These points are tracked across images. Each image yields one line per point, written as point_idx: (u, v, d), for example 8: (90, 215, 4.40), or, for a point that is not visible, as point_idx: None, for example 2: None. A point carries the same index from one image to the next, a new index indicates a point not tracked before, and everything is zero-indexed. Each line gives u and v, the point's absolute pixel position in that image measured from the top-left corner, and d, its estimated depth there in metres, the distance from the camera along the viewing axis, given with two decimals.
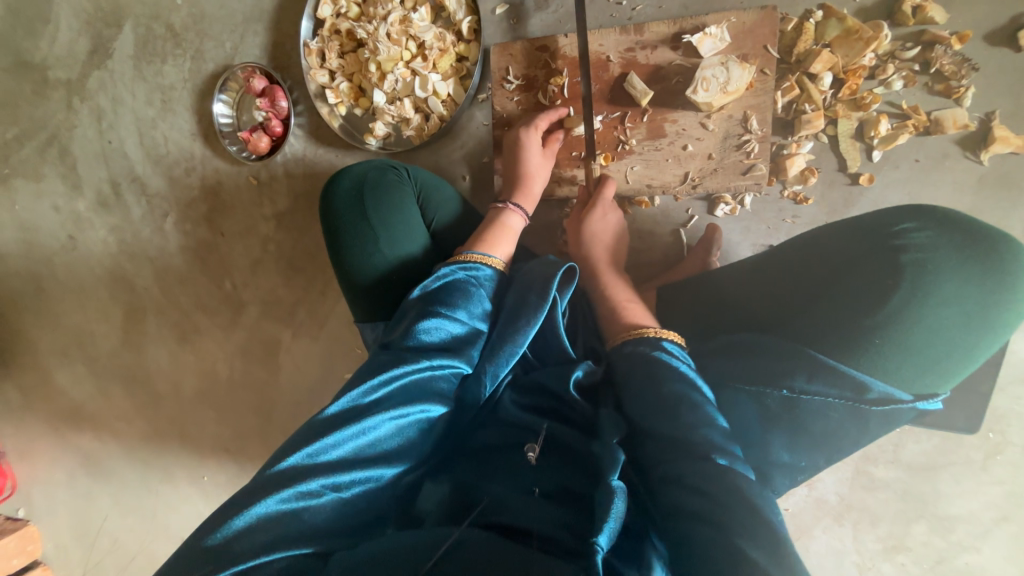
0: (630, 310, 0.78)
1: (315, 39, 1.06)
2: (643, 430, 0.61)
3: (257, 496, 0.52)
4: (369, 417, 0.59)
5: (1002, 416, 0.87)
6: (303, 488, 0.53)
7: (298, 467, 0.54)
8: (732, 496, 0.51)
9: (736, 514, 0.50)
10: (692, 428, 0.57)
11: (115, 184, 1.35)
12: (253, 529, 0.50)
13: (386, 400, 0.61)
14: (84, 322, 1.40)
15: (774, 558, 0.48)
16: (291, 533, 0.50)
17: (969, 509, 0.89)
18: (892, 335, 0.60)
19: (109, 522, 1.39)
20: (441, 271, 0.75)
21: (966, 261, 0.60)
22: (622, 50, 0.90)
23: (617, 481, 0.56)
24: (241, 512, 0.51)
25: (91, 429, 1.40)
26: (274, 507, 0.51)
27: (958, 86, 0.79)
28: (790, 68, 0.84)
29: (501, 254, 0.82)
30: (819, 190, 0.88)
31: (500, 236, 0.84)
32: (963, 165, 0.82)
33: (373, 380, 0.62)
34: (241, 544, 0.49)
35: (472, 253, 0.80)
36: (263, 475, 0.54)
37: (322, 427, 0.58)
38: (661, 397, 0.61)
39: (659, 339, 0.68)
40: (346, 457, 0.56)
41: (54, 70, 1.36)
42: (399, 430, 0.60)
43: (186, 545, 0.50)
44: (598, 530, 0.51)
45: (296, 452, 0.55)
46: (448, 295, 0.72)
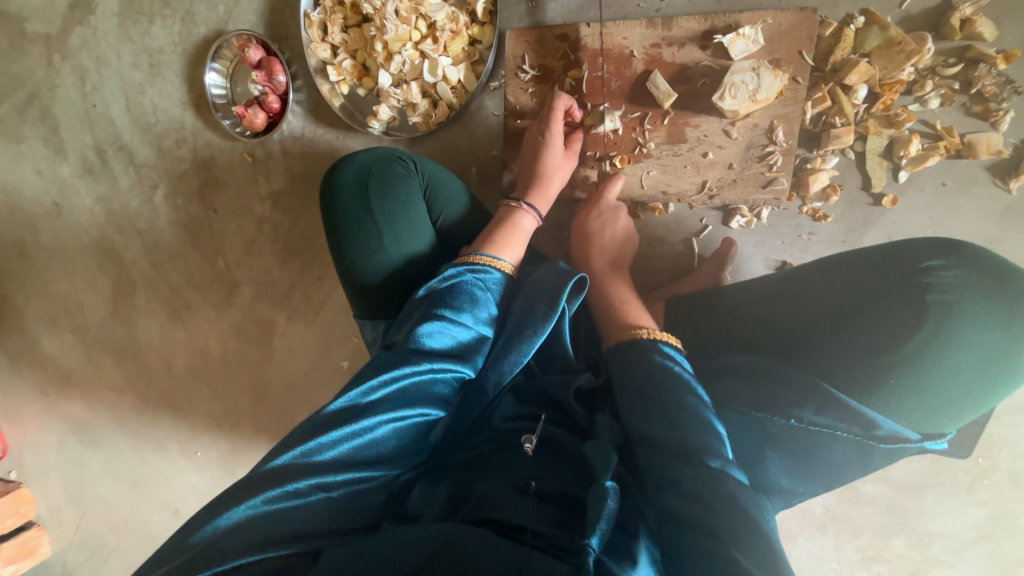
0: (627, 312, 0.75)
1: (316, 9, 0.98)
2: (637, 435, 0.60)
3: (249, 493, 0.51)
4: (367, 418, 0.57)
5: (994, 443, 0.88)
6: (296, 486, 0.51)
7: (292, 465, 0.53)
8: (720, 499, 0.51)
9: (729, 524, 0.49)
10: (685, 431, 0.57)
11: (101, 150, 1.28)
12: (241, 528, 0.48)
13: (385, 401, 0.59)
14: (72, 292, 1.36)
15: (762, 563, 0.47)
16: (277, 532, 0.48)
17: (948, 527, 0.92)
18: (907, 375, 0.60)
19: (102, 490, 1.40)
20: (447, 271, 0.73)
21: (992, 306, 0.60)
22: (648, 46, 0.85)
23: (610, 481, 0.56)
24: (230, 509, 0.50)
25: (81, 399, 1.39)
26: (265, 504, 0.50)
27: (997, 109, 0.76)
28: (823, 77, 0.80)
29: (511, 258, 0.79)
30: (839, 208, 0.85)
31: (510, 238, 0.81)
32: (990, 192, 0.79)
33: (372, 380, 0.60)
34: (227, 542, 0.47)
35: (481, 256, 0.76)
36: (257, 471, 0.53)
37: (318, 425, 0.57)
38: (649, 400, 0.60)
39: (653, 342, 0.66)
40: (341, 458, 0.55)
41: (32, 21, 1.25)
42: (396, 432, 0.58)
43: (176, 540, 0.49)
44: (591, 530, 0.50)
45: (291, 450, 0.54)
46: (454, 297, 0.70)
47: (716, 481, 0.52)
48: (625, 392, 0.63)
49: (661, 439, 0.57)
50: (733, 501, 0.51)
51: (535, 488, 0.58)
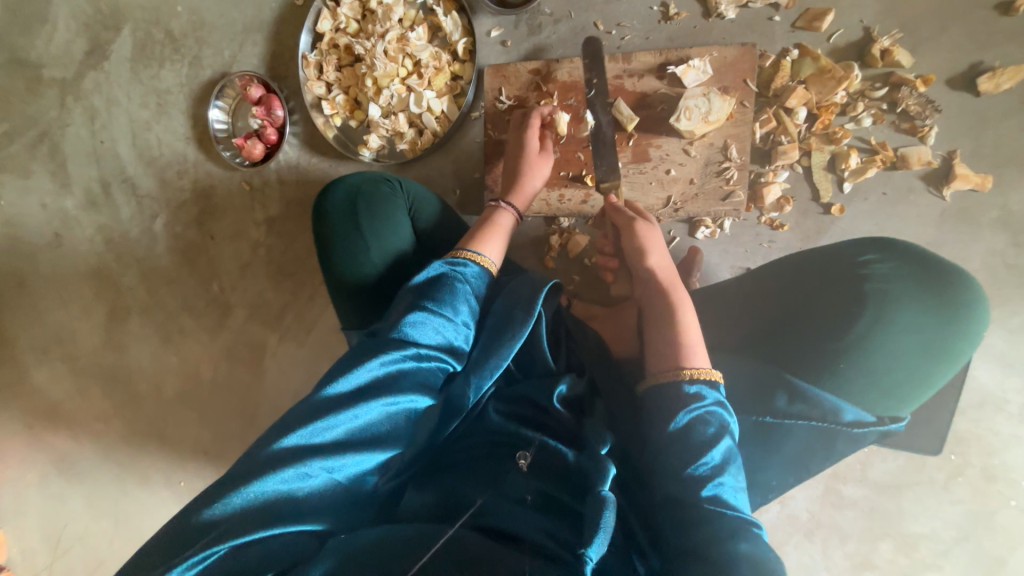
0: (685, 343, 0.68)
1: (313, 51, 1.08)
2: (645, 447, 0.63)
3: (249, 477, 0.52)
4: (362, 405, 0.58)
5: (963, 439, 0.90)
6: (295, 471, 0.53)
7: (290, 450, 0.54)
8: (714, 518, 0.55)
9: (723, 549, 0.53)
10: (685, 457, 0.59)
11: (105, 183, 1.35)
12: (251, 507, 0.51)
13: (379, 388, 0.60)
14: (66, 320, 1.38)
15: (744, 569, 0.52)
16: (289, 511, 0.52)
17: (931, 528, 0.92)
18: (856, 359, 0.67)
19: (81, 525, 1.36)
20: (425, 271, 0.73)
21: (923, 292, 0.68)
22: (611, 77, 0.93)
23: (607, 491, 0.59)
24: (239, 489, 0.51)
25: (66, 429, 1.38)
26: (268, 488, 0.52)
27: (922, 125, 0.85)
28: (767, 101, 0.89)
29: (492, 255, 0.81)
30: (794, 218, 0.92)
31: (487, 235, 0.82)
32: (926, 199, 0.87)
33: (361, 368, 0.61)
34: (236, 520, 0.50)
35: (462, 253, 0.77)
36: (253, 454, 0.54)
37: (312, 410, 0.57)
38: (662, 435, 0.61)
39: (689, 381, 0.64)
40: (340, 441, 0.57)
41: (49, 68, 1.36)
42: (389, 417, 0.61)
43: (177, 521, 0.51)
44: (588, 542, 0.53)
45: (292, 434, 0.55)
46: (431, 294, 0.70)
47: (722, 514, 0.56)
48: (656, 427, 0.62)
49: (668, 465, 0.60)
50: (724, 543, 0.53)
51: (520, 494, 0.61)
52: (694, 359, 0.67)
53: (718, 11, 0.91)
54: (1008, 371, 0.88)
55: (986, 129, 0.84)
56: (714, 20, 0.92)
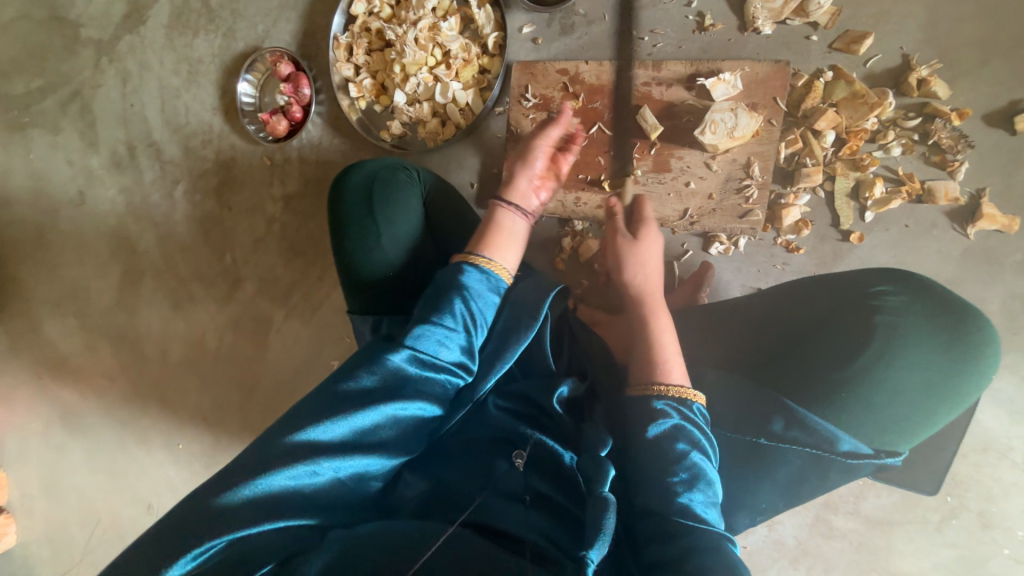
0: (663, 359, 0.71)
1: (345, 33, 1.08)
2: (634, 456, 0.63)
3: (257, 470, 0.53)
4: (371, 410, 0.59)
5: (961, 482, 0.89)
6: (302, 467, 0.54)
7: (300, 446, 0.55)
8: (702, 539, 0.55)
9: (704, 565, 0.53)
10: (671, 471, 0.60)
11: (131, 146, 1.37)
12: (258, 500, 0.52)
13: (389, 391, 0.61)
14: (82, 277, 1.42)
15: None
16: (294, 507, 0.53)
17: (919, 568, 0.91)
18: (857, 390, 0.66)
19: (79, 478, 1.40)
20: (439, 279, 0.73)
21: (934, 329, 0.67)
22: (639, 84, 0.93)
23: (606, 493, 0.59)
24: (247, 481, 0.52)
25: (73, 383, 1.41)
26: (275, 482, 0.53)
27: (952, 159, 0.83)
28: (796, 121, 0.88)
29: (501, 260, 0.78)
30: (810, 242, 0.91)
31: (495, 237, 0.81)
32: (949, 236, 0.85)
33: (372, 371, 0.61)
34: (243, 510, 0.51)
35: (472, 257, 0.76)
36: (265, 447, 0.55)
37: (324, 409, 0.58)
38: (650, 446, 0.62)
39: (661, 397, 0.66)
40: (345, 442, 0.57)
41: (87, 28, 1.38)
42: (396, 421, 0.61)
43: (184, 507, 0.52)
44: (591, 544, 0.53)
45: (302, 434, 0.56)
46: (438, 300, 0.69)
47: (699, 530, 0.56)
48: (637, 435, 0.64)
49: (654, 472, 0.61)
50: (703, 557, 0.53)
51: (516, 494, 0.62)
52: (671, 376, 0.69)
53: (754, 26, 0.90)
54: (1016, 418, 0.86)
55: (1018, 169, 0.82)
56: (750, 34, 0.91)
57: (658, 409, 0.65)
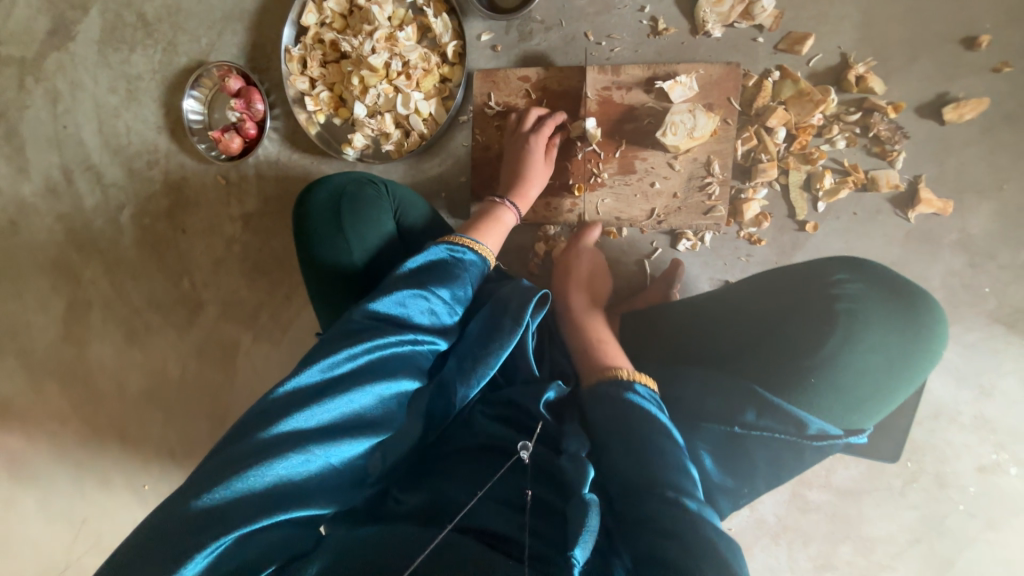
0: (605, 349, 0.79)
1: (297, 45, 1.05)
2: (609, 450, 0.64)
3: (246, 464, 0.52)
4: (356, 390, 0.60)
5: (918, 447, 0.96)
6: (295, 455, 0.54)
7: (290, 432, 0.55)
8: (697, 540, 0.54)
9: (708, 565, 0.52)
10: (668, 472, 0.60)
11: (67, 171, 1.27)
12: (246, 497, 0.50)
13: (371, 372, 0.62)
14: (20, 313, 1.30)
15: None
16: (286, 500, 0.52)
17: (887, 530, 0.97)
18: (825, 376, 0.70)
19: (33, 530, 1.29)
20: (429, 252, 0.76)
21: (888, 311, 0.72)
22: (600, 88, 0.95)
23: (588, 494, 0.59)
24: (232, 478, 0.51)
25: (19, 429, 1.30)
26: (266, 474, 0.52)
27: (891, 150, 0.89)
28: (749, 120, 0.92)
29: (490, 244, 0.85)
30: (771, 233, 0.95)
31: (489, 228, 0.86)
32: (893, 220, 0.91)
33: (349, 350, 0.61)
34: (233, 507, 0.50)
35: (457, 239, 0.80)
36: (245, 438, 0.54)
37: (309, 394, 0.58)
38: (648, 458, 0.61)
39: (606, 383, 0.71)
40: (335, 424, 0.57)
41: (7, 45, 1.27)
42: (382, 401, 0.62)
43: (162, 516, 0.49)
44: (575, 542, 0.54)
45: (287, 419, 0.55)
46: (440, 275, 0.74)
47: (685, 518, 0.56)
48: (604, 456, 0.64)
49: (648, 479, 0.59)
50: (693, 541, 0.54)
51: (508, 499, 0.60)
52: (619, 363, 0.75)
53: (705, 29, 0.93)
54: (962, 385, 0.94)
55: (948, 157, 0.89)
56: (701, 37, 0.94)
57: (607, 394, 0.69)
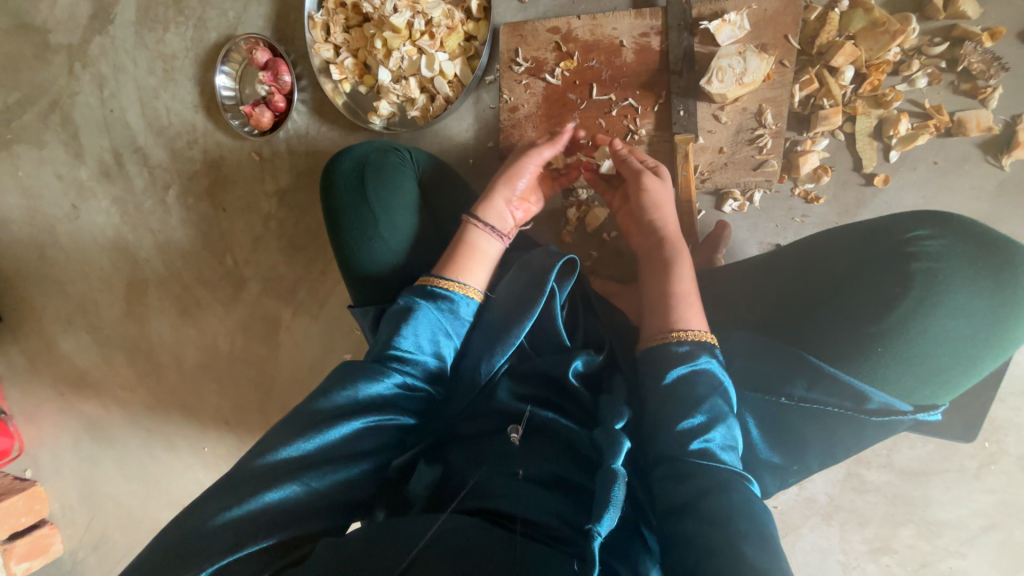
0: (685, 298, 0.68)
1: (320, 11, 1.02)
2: (651, 416, 0.61)
3: (242, 493, 0.52)
4: (351, 422, 0.58)
5: (999, 426, 0.87)
6: (287, 486, 0.53)
7: (279, 464, 0.55)
8: (727, 513, 0.52)
9: (744, 541, 0.50)
10: (700, 428, 0.58)
11: (117, 154, 1.33)
12: (254, 516, 0.52)
13: (369, 404, 0.60)
14: (87, 291, 1.41)
15: (761, 550, 0.50)
16: (293, 519, 0.53)
17: (957, 515, 0.89)
18: (893, 345, 0.62)
19: (114, 486, 1.43)
20: (414, 296, 0.69)
21: (976, 271, 0.62)
22: (637, 35, 0.88)
23: (619, 466, 0.56)
24: (242, 500, 0.52)
25: (95, 396, 1.42)
26: (263, 501, 0.52)
27: (985, 86, 0.77)
28: (810, 60, 0.82)
29: (475, 283, 0.74)
30: (831, 189, 0.85)
31: (471, 259, 0.75)
32: (982, 169, 0.80)
33: (345, 392, 0.60)
34: (245, 526, 0.51)
35: (443, 283, 0.71)
36: (241, 471, 0.54)
37: (308, 421, 0.57)
38: (675, 418, 0.58)
39: (683, 342, 0.63)
40: (334, 447, 0.57)
41: (55, 33, 1.33)
42: (378, 431, 0.60)
43: (183, 527, 0.52)
44: (597, 518, 0.51)
45: (289, 445, 0.55)
46: (444, 312, 0.69)
47: (714, 469, 0.55)
48: (667, 433, 0.58)
49: (676, 430, 0.58)
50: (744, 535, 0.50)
51: (541, 480, 0.60)
52: (687, 320, 0.65)
53: None
54: None
55: None
56: None
57: (682, 356, 0.62)
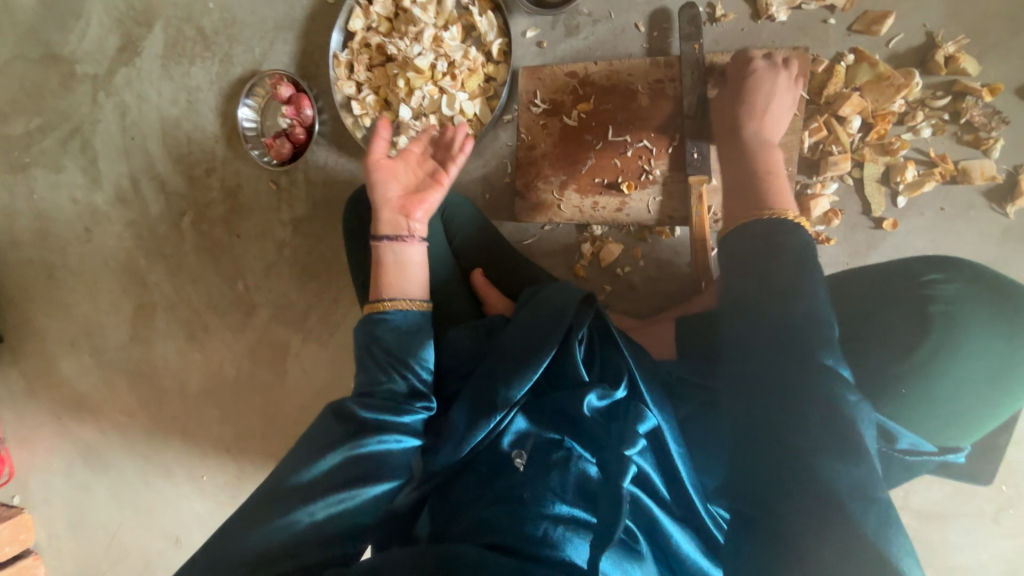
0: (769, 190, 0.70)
1: (344, 51, 1.06)
2: (737, 321, 0.57)
3: (278, 513, 0.54)
4: (383, 443, 0.61)
5: (1017, 469, 0.87)
6: (322, 506, 0.55)
7: (313, 483, 0.57)
8: (813, 433, 0.48)
9: (817, 470, 0.47)
10: (800, 332, 0.53)
11: (134, 180, 1.35)
12: (292, 533, 0.54)
13: (397, 426, 0.63)
14: (93, 314, 1.40)
15: (851, 480, 0.46)
16: (327, 535, 0.55)
17: (976, 561, 0.88)
18: (918, 385, 0.63)
19: (105, 516, 1.39)
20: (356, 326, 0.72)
21: (993, 315, 0.63)
22: (652, 81, 0.92)
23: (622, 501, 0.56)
24: (280, 519, 0.54)
25: (94, 421, 1.40)
26: (300, 518, 0.54)
27: (987, 137, 0.81)
28: (818, 109, 0.84)
29: (416, 292, 0.75)
30: (841, 232, 0.87)
31: (397, 272, 0.76)
32: (988, 216, 0.83)
33: (375, 414, 0.62)
34: (286, 543, 0.53)
35: (380, 305, 0.73)
36: (279, 489, 0.56)
37: (344, 441, 0.60)
38: (769, 320, 0.54)
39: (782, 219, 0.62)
40: (365, 467, 0.59)
41: (82, 63, 1.37)
42: (404, 453, 0.63)
43: (226, 534, 0.55)
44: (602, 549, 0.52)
45: (323, 465, 0.58)
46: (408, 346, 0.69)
47: (828, 377, 0.51)
48: (771, 337, 0.54)
49: (788, 335, 0.53)
50: (836, 493, 0.45)
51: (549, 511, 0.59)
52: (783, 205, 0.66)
53: (768, 13, 0.87)
54: None
55: None
56: (764, 22, 0.88)
57: (791, 252, 0.58)
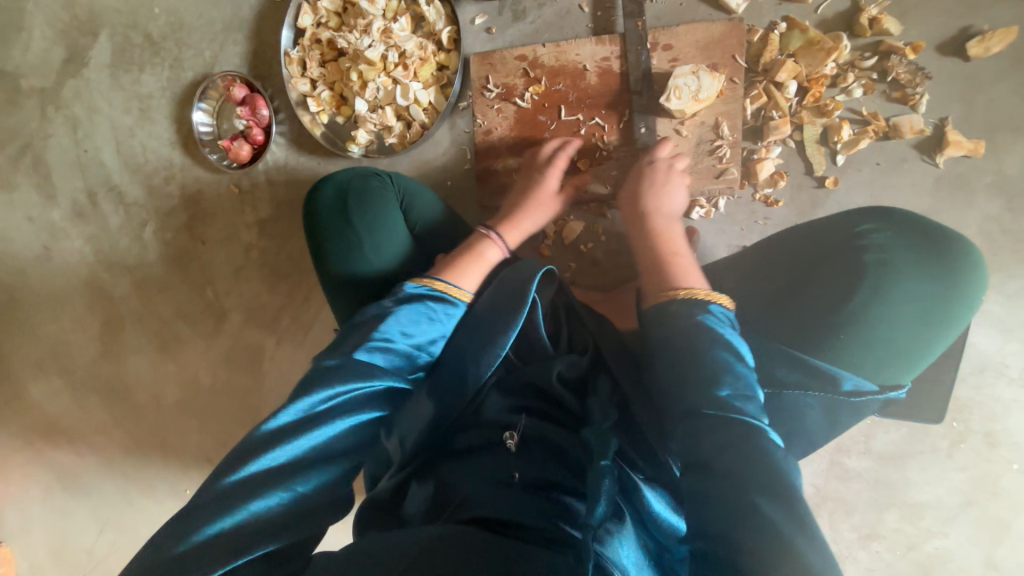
0: (677, 265, 0.73)
1: (295, 48, 1.06)
2: (664, 369, 0.61)
3: (218, 513, 0.50)
4: (329, 425, 0.58)
5: (965, 406, 0.92)
6: (267, 498, 0.52)
7: (254, 476, 0.52)
8: (738, 477, 0.50)
9: (749, 524, 0.47)
10: (711, 384, 0.56)
11: (92, 193, 1.32)
12: (235, 531, 0.50)
13: (346, 406, 0.59)
14: (59, 334, 1.37)
15: (787, 514, 0.48)
16: (274, 527, 0.51)
17: (935, 496, 0.93)
18: (857, 333, 0.66)
19: (87, 539, 1.36)
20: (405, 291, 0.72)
21: (921, 257, 0.67)
22: (599, 60, 0.94)
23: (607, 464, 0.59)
24: (220, 518, 0.50)
25: (68, 444, 1.36)
26: (243, 515, 0.51)
27: (913, 94, 0.85)
28: (757, 75, 0.89)
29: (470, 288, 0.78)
30: (788, 193, 0.91)
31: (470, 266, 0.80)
32: (920, 167, 0.87)
33: (322, 394, 0.58)
34: (227, 543, 0.49)
35: (436, 283, 0.75)
36: (214, 490, 0.51)
37: (285, 429, 0.55)
38: (688, 368, 0.58)
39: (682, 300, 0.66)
40: (309, 454, 0.55)
41: (27, 78, 1.33)
42: (352, 433, 0.59)
43: (158, 543, 0.49)
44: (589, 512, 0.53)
45: (262, 458, 0.53)
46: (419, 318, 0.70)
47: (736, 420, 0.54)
48: (693, 374, 0.58)
49: (697, 378, 0.57)
50: (773, 520, 0.47)
51: (530, 482, 0.61)
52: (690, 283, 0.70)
53: None
54: (1006, 336, 0.90)
55: (976, 95, 0.85)
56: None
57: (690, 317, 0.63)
